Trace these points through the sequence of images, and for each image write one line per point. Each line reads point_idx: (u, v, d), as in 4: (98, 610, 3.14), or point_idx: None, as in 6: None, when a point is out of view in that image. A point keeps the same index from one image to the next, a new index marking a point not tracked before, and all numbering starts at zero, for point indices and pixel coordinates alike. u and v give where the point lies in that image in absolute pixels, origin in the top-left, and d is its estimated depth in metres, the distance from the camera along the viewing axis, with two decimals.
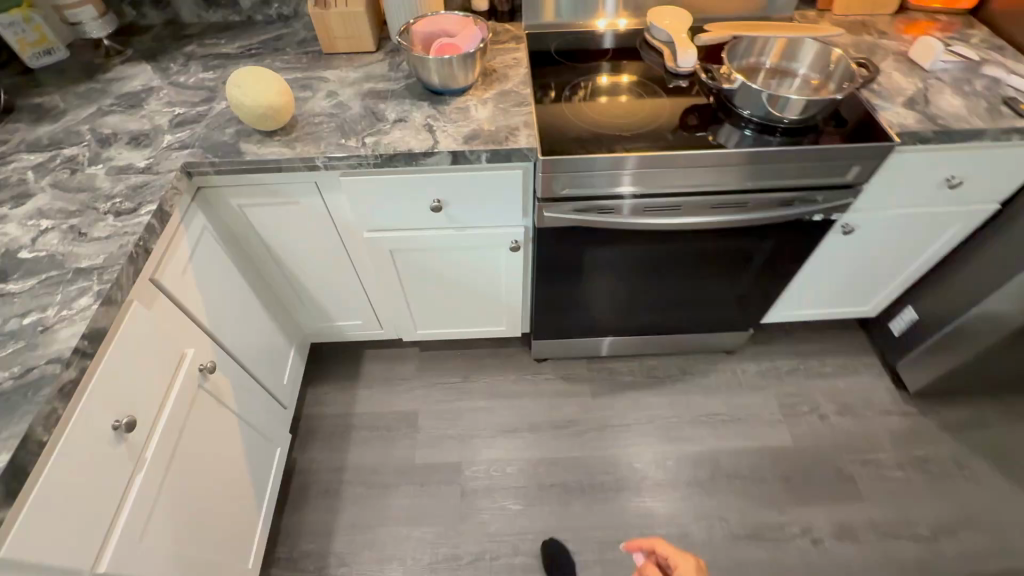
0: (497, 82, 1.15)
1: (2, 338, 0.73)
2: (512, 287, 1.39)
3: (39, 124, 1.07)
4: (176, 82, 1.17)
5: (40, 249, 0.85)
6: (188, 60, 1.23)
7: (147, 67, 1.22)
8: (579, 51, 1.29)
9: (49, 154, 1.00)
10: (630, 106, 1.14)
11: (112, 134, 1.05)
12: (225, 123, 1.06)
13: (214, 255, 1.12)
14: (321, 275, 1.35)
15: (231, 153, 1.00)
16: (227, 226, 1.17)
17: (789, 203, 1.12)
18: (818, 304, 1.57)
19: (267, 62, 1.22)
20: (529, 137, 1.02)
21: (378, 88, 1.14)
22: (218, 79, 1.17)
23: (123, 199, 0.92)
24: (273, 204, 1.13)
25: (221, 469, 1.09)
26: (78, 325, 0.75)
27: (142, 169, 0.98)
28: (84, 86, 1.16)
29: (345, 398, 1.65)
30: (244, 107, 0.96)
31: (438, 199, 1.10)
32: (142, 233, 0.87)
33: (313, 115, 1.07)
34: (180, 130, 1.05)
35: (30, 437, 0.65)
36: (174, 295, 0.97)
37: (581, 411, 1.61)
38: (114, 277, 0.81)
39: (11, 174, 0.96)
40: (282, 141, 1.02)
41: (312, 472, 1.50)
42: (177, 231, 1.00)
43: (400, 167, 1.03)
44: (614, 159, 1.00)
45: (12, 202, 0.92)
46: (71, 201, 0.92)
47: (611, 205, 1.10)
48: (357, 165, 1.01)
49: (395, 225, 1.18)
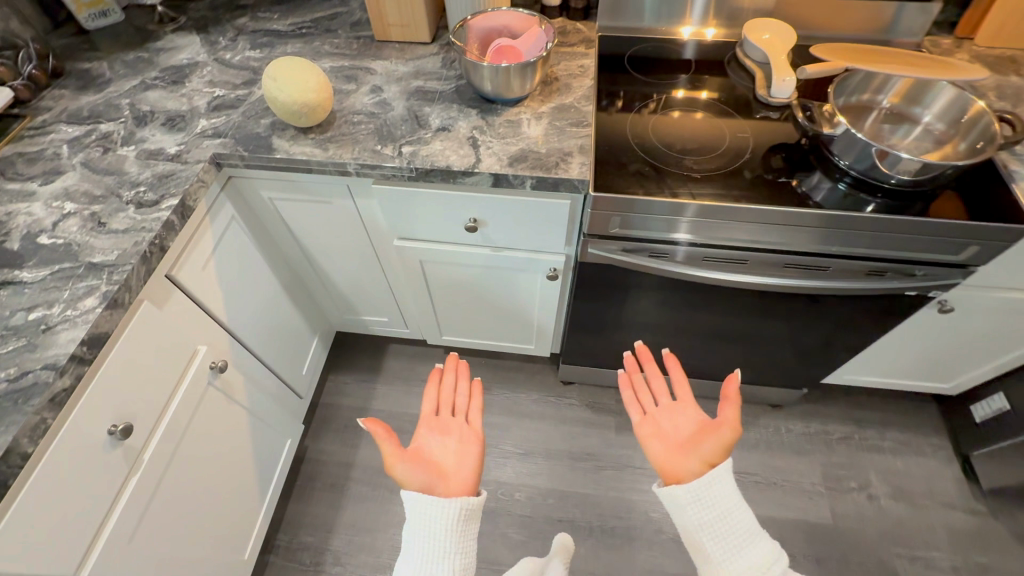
0: (557, 93, 1.02)
1: (5, 333, 0.71)
2: (545, 312, 1.29)
3: (83, 93, 1.05)
4: (222, 59, 1.12)
5: (58, 235, 0.82)
6: (238, 35, 1.17)
7: (196, 39, 1.17)
8: (658, 61, 1.13)
9: (86, 129, 0.98)
10: (707, 138, 0.98)
11: (150, 112, 1.01)
12: (261, 113, 0.99)
13: (240, 247, 1.08)
14: (349, 272, 1.29)
15: (262, 148, 0.94)
16: (257, 217, 1.13)
17: (878, 274, 0.96)
18: (888, 374, 1.39)
19: (317, 44, 1.14)
20: (583, 166, 0.90)
21: (426, 87, 1.04)
22: (264, 60, 1.11)
23: (147, 188, 0.88)
24: (304, 201, 1.07)
25: (224, 464, 1.07)
26: (80, 329, 0.72)
27: (171, 156, 0.93)
28: (133, 55, 1.13)
29: (364, 391, 1.62)
30: (277, 102, 0.90)
31: (474, 219, 1.01)
32: (160, 230, 0.83)
33: (353, 113, 0.99)
34: (216, 115, 1.00)
35: (13, 450, 0.63)
36: (191, 291, 0.94)
37: (602, 445, 1.52)
38: (123, 278, 0.77)
39: (47, 147, 0.94)
40: (316, 140, 0.95)
41: (321, 463, 1.50)
42: (200, 224, 0.95)
43: (436, 183, 0.94)
44: (676, 203, 0.87)
45: (43, 178, 0.90)
46: (98, 184, 0.89)
47: (666, 250, 0.97)
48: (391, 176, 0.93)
49: (428, 238, 1.10)
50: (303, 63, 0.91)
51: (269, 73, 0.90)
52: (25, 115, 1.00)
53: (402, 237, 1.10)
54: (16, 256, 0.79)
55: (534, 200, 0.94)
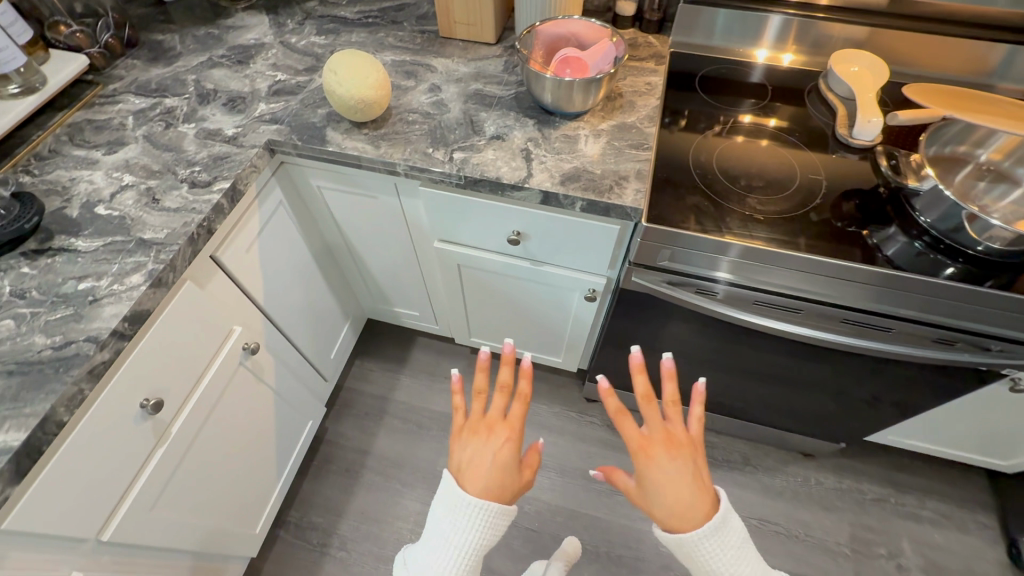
0: (619, 110, 0.98)
1: (55, 300, 0.74)
2: (578, 329, 1.26)
3: (153, 65, 1.07)
4: (287, 43, 1.12)
5: (114, 207, 0.84)
6: (306, 19, 1.18)
7: (265, 19, 1.17)
8: (730, 83, 1.06)
9: (151, 102, 1.00)
10: (775, 175, 0.91)
11: (213, 91, 1.02)
12: (319, 102, 0.99)
13: (284, 231, 1.09)
14: (386, 265, 1.29)
15: (315, 139, 0.94)
16: (303, 203, 1.13)
17: (946, 342, 0.89)
18: (938, 441, 1.29)
19: (382, 35, 1.13)
20: (638, 193, 0.86)
21: (485, 91, 1.01)
22: (328, 47, 1.11)
23: (201, 168, 0.90)
24: (350, 193, 1.07)
25: (247, 442, 1.10)
26: (123, 305, 0.73)
27: (228, 138, 0.94)
28: (205, 30, 1.15)
29: (387, 380, 1.64)
30: (334, 94, 0.89)
31: (517, 232, 0.98)
32: (209, 212, 0.84)
33: (408, 111, 0.97)
34: (275, 100, 1.00)
35: (50, 418, 0.65)
36: (233, 272, 0.95)
37: (619, 469, 1.48)
38: (169, 258, 0.78)
39: (114, 117, 0.97)
40: (369, 135, 0.94)
41: (338, 446, 1.52)
42: (249, 208, 0.96)
43: (483, 192, 0.91)
44: (734, 244, 0.82)
45: (107, 148, 0.93)
46: (156, 159, 0.91)
47: (714, 288, 0.92)
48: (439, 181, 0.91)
49: (468, 243, 1.08)
50: (363, 58, 0.90)
51: (330, 64, 0.89)
52: (98, 83, 1.03)
53: (442, 239, 1.09)
54: (73, 224, 0.82)
55: (582, 220, 0.91)
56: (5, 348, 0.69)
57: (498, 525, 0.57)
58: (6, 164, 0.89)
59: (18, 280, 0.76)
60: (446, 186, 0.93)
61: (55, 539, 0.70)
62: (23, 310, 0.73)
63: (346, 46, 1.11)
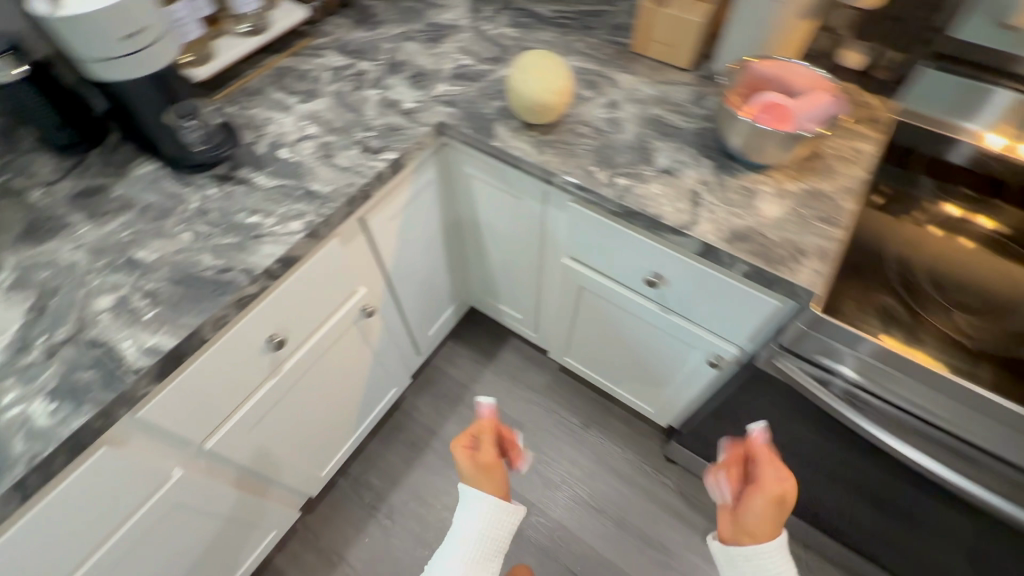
0: (813, 173, 0.86)
1: (228, 226, 0.81)
2: (685, 388, 1.15)
3: (358, 28, 1.14)
4: (480, 29, 1.13)
5: (294, 153, 0.90)
6: (502, 8, 1.18)
7: (465, 1, 1.20)
8: (950, 170, 0.91)
9: (348, 62, 1.06)
10: (985, 294, 0.76)
11: (403, 62, 1.06)
12: (495, 95, 0.99)
13: (426, 208, 1.12)
14: (507, 264, 1.28)
15: (483, 131, 0.93)
16: (449, 185, 1.15)
17: None
18: None
19: (572, 39, 1.10)
20: (815, 273, 0.74)
21: (665, 119, 0.94)
22: (517, 41, 1.10)
23: (374, 135, 0.93)
24: (497, 188, 1.06)
25: (338, 393, 1.15)
26: (279, 248, 0.78)
27: (405, 111, 0.97)
28: (409, 3, 1.20)
29: (472, 370, 1.65)
30: (515, 92, 0.88)
31: (657, 274, 0.91)
32: (371, 179, 0.87)
33: (581, 123, 0.93)
34: (455, 84, 1.02)
35: (197, 333, 0.71)
36: (373, 236, 0.99)
37: (681, 544, 1.36)
38: (327, 214, 0.82)
39: (315, 69, 1.05)
40: (536, 139, 0.92)
41: (411, 418, 1.56)
42: (404, 180, 0.99)
43: (635, 226, 0.85)
44: (923, 366, 0.68)
45: (302, 97, 1.00)
46: (339, 117, 0.96)
47: (870, 402, 0.77)
48: (594, 202, 0.86)
49: (598, 269, 1.02)
50: (553, 63, 0.88)
51: (519, 61, 0.88)
52: (308, 34, 1.11)
53: (573, 256, 1.05)
54: (258, 160, 0.89)
55: (735, 283, 0.81)
56: (179, 258, 0.77)
57: (504, 517, 0.80)
58: (221, 92, 0.99)
59: (204, 199, 0.84)
60: (598, 208, 0.88)
61: (171, 436, 0.78)
62: (201, 227, 0.81)
63: (535, 43, 1.09)
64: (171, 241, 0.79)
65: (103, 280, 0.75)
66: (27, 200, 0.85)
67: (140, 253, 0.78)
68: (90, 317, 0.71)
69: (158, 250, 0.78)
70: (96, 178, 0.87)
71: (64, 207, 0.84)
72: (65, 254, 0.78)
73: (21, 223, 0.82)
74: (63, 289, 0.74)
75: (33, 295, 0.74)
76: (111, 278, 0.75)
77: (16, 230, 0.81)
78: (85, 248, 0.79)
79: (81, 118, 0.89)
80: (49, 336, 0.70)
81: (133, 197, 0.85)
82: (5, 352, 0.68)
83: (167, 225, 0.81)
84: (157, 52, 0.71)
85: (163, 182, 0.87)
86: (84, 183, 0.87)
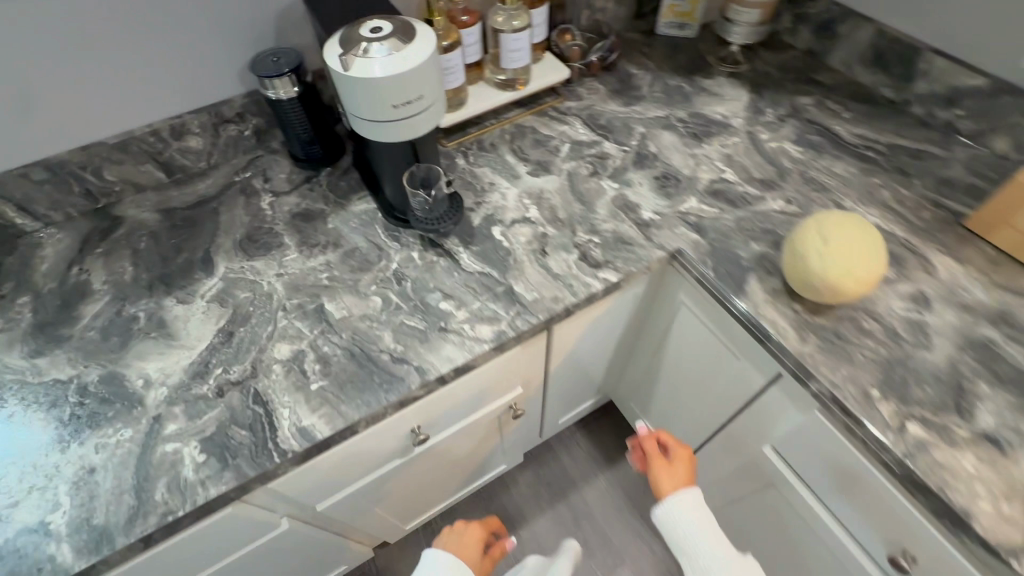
0: None
1: (418, 305, 0.74)
2: None
3: (613, 99, 1.01)
4: (755, 136, 0.93)
5: (507, 237, 0.81)
6: (790, 115, 0.96)
7: (744, 95, 1.00)
8: None
9: (592, 140, 0.94)
10: None
11: (653, 156, 0.91)
12: (757, 234, 0.79)
13: (616, 322, 0.95)
14: (678, 405, 1.07)
15: (730, 281, 0.74)
16: (653, 303, 0.97)
17: None
18: None
19: (876, 182, 0.85)
20: None
21: (1000, 350, 0.66)
22: (800, 165, 0.88)
23: (598, 242, 0.80)
24: (713, 338, 0.86)
25: (453, 472, 1.06)
26: (461, 354, 0.69)
27: (640, 221, 0.82)
28: (678, 81, 1.04)
29: (586, 467, 1.47)
30: (802, 263, 0.65)
31: (909, 555, 0.65)
32: (581, 299, 0.74)
33: (868, 314, 0.70)
34: (709, 203, 0.84)
35: (352, 427, 0.64)
36: (553, 344, 0.86)
37: None
38: (522, 329, 0.71)
39: (555, 138, 0.94)
40: (798, 316, 0.70)
41: (507, 492, 1.44)
42: (610, 297, 0.84)
43: (910, 494, 0.61)
44: None
45: (533, 167, 0.90)
46: (565, 205, 0.84)
47: None
48: (858, 437, 0.63)
49: (810, 486, 0.78)
50: (869, 238, 0.64)
51: (814, 224, 0.66)
52: (560, 94, 1.01)
53: (779, 450, 0.81)
54: (469, 232, 0.81)
55: None
56: (362, 327, 0.72)
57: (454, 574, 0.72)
58: (455, 138, 0.94)
59: (405, 263, 0.78)
60: (858, 442, 0.65)
61: (292, 498, 0.73)
62: (392, 296, 0.74)
63: (825, 175, 0.86)
64: (361, 302, 0.74)
65: (289, 324, 0.72)
66: (256, 205, 0.87)
67: (329, 305, 0.74)
68: (265, 365, 0.68)
69: (346, 308, 0.73)
70: (318, 202, 0.86)
71: (282, 225, 0.84)
72: (267, 280, 0.77)
73: (244, 229, 0.83)
74: (252, 320, 0.73)
75: (228, 316, 0.73)
76: (296, 325, 0.72)
77: (238, 235, 0.83)
78: (285, 279, 0.77)
79: (326, 138, 0.89)
80: (225, 370, 0.68)
81: (343, 235, 0.82)
82: (186, 373, 0.68)
83: (363, 280, 0.76)
84: (420, 121, 0.63)
85: (374, 228, 0.83)
86: (307, 204, 0.86)
